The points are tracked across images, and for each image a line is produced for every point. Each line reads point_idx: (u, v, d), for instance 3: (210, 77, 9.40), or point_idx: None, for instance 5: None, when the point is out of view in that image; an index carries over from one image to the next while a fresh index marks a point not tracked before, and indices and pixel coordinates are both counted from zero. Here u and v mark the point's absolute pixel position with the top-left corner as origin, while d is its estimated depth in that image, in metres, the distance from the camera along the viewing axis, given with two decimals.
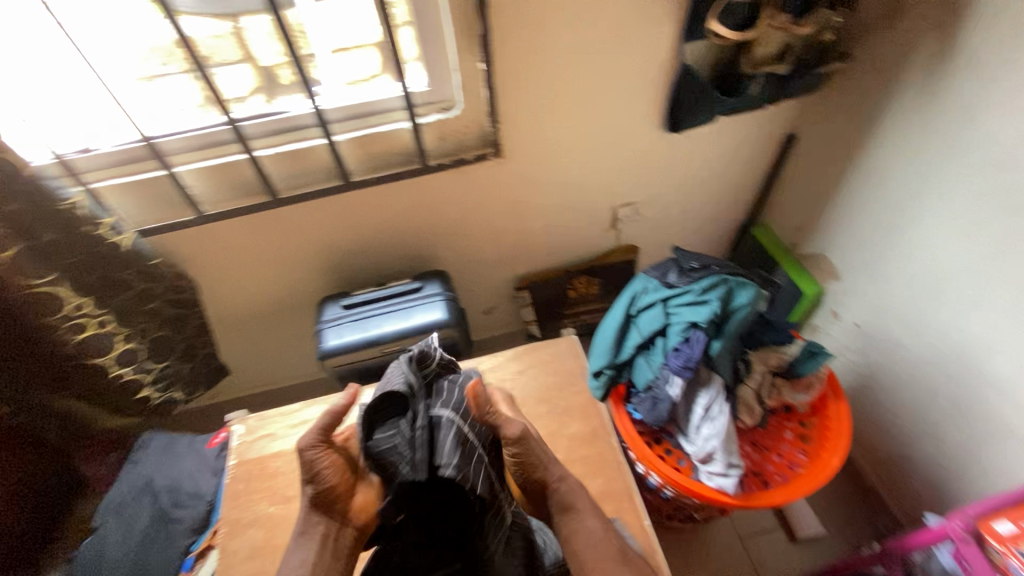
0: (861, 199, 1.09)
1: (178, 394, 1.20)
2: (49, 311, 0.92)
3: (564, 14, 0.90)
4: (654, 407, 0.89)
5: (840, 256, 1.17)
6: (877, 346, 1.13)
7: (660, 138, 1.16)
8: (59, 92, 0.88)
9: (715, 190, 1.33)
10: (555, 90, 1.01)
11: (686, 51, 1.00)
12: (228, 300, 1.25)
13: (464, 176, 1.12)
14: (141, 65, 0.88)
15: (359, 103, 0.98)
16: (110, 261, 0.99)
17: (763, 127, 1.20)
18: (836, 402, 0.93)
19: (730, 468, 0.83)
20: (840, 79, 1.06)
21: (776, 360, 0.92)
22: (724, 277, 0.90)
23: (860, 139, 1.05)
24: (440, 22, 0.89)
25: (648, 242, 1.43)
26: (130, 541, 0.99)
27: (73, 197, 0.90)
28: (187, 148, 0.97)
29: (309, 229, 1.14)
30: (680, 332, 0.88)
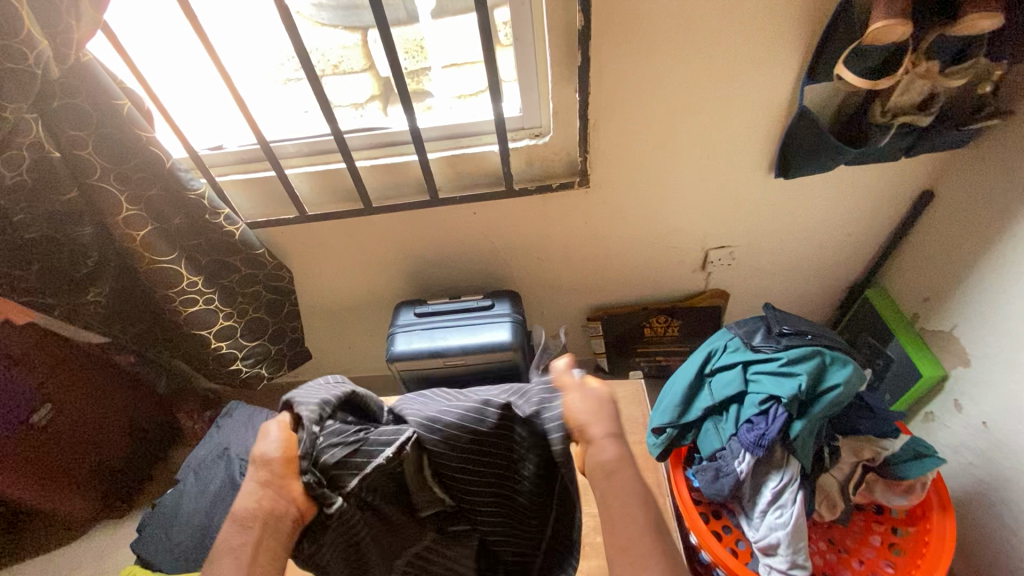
0: (1008, 279, 0.91)
1: (262, 371, 1.29)
2: (169, 285, 1.06)
3: (668, 48, 0.86)
4: (716, 479, 0.81)
5: (973, 340, 1.00)
6: (1009, 455, 0.94)
7: (764, 181, 1.07)
8: (211, 97, 1.05)
9: (823, 243, 1.20)
10: (651, 125, 0.97)
11: (805, 93, 0.90)
12: (317, 292, 1.35)
13: (547, 203, 1.10)
14: (279, 70, 1.09)
15: (454, 125, 1.01)
16: (223, 247, 1.10)
17: (891, 181, 1.05)
18: (942, 514, 0.79)
19: (794, 568, 0.73)
20: (998, 136, 0.90)
21: (870, 454, 0.80)
22: (819, 350, 0.80)
23: (1015, 208, 0.88)
24: (539, 51, 0.89)
25: (738, 290, 1.32)
26: (202, 501, 1.09)
27: (200, 188, 0.99)
28: (298, 154, 1.06)
29: (394, 237, 1.19)
30: (757, 404, 0.79)
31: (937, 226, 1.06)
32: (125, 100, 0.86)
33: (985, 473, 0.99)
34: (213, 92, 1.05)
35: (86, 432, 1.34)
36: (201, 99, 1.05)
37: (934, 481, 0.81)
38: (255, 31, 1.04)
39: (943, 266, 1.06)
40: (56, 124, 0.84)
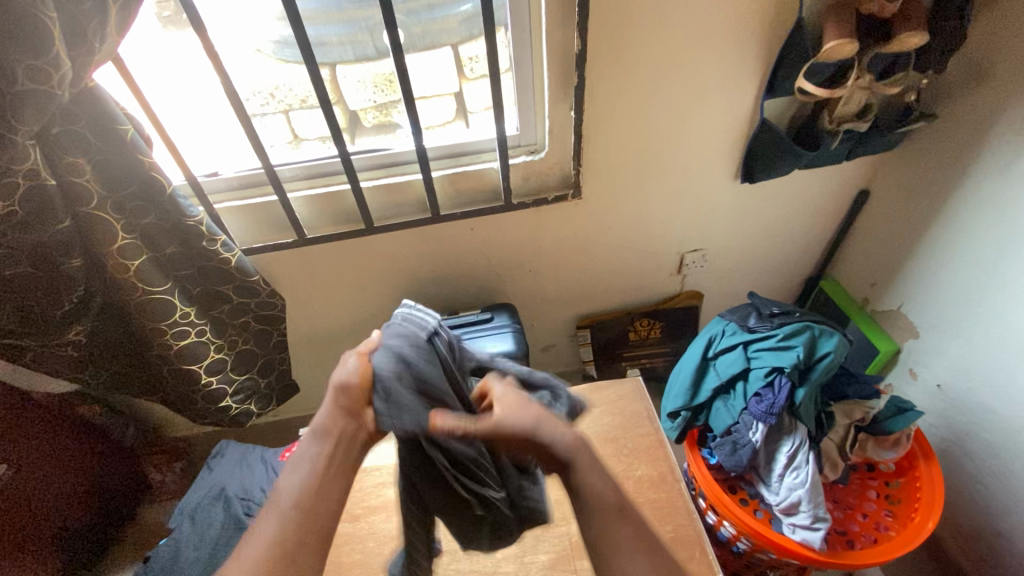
0: (942, 257, 1.08)
1: (252, 407, 1.23)
2: (161, 317, 1.01)
3: (653, 69, 0.97)
4: (734, 452, 0.88)
5: (919, 313, 1.15)
6: (963, 411, 1.08)
7: (733, 187, 1.19)
8: (206, 127, 1.06)
9: (783, 242, 1.34)
10: (636, 138, 1.07)
11: (766, 106, 1.04)
12: (308, 321, 1.32)
13: (543, 215, 1.17)
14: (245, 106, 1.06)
15: (455, 144, 1.08)
16: (217, 275, 1.05)
17: (836, 183, 1.22)
18: (927, 462, 0.89)
19: (817, 522, 0.82)
20: (918, 138, 1.08)
21: (860, 414, 0.90)
22: (809, 324, 0.90)
23: (940, 197, 1.06)
24: (538, 74, 0.98)
25: (712, 289, 1.44)
26: (203, 546, 1.03)
27: (198, 215, 0.96)
28: (298, 177, 1.08)
29: (393, 257, 1.21)
30: (762, 377, 0.88)
31: (875, 220, 1.23)
32: (129, 126, 0.85)
33: (945, 429, 1.12)
34: (209, 123, 1.06)
35: (46, 496, 1.18)
36: (202, 125, 1.06)
37: (916, 435, 0.91)
38: (253, 65, 1.02)
39: (884, 253, 1.22)
40: (55, 150, 0.81)
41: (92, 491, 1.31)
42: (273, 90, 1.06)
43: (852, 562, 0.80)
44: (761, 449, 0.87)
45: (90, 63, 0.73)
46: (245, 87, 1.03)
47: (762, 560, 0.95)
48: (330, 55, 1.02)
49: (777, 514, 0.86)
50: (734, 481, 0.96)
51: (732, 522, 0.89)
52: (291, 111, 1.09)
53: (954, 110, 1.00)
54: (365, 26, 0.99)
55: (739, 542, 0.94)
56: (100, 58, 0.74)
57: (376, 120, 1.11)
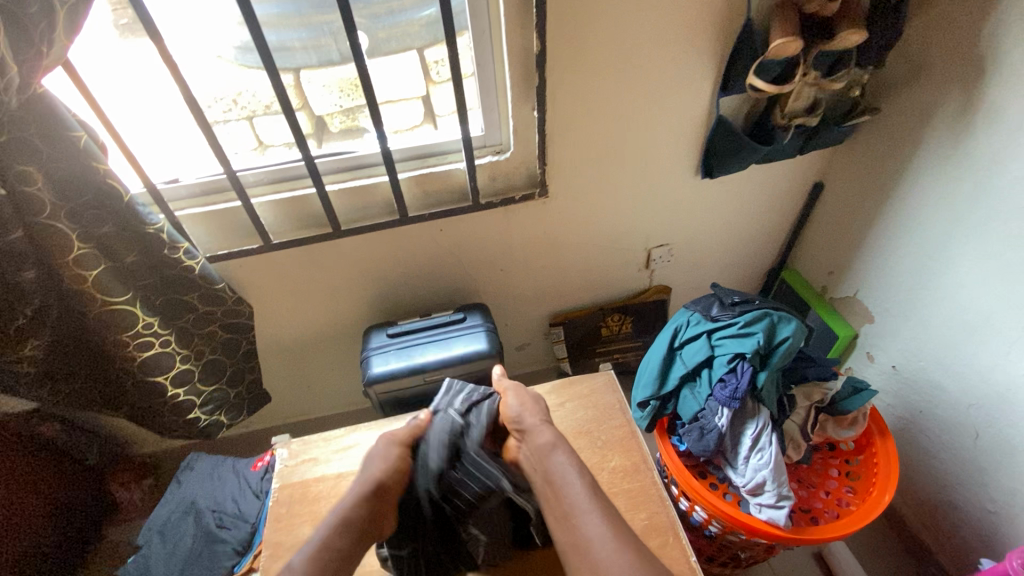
0: (891, 243, 1.13)
1: (223, 418, 1.20)
2: (124, 327, 0.99)
3: (612, 69, 0.99)
4: (701, 437, 0.91)
5: (874, 298, 1.20)
6: (916, 389, 1.14)
7: (695, 182, 1.23)
8: (165, 133, 1.04)
9: (745, 235, 1.39)
10: (599, 137, 1.09)
11: (721, 103, 1.08)
12: (278, 329, 1.30)
13: (511, 214, 1.19)
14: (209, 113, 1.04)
15: (421, 146, 1.09)
16: (180, 283, 1.03)
17: (792, 176, 1.27)
18: (882, 438, 0.94)
19: (781, 500, 0.85)
20: (865, 131, 1.13)
21: (819, 395, 0.94)
22: (768, 311, 0.94)
23: (887, 187, 1.11)
24: (500, 75, 1.00)
25: (680, 283, 1.47)
26: (174, 561, 1.00)
27: (158, 222, 0.94)
28: (261, 182, 1.07)
29: (362, 261, 1.21)
30: (726, 363, 0.92)
31: (829, 211, 1.29)
32: (82, 132, 0.83)
33: (901, 408, 1.18)
34: (167, 128, 1.04)
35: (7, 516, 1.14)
36: (157, 132, 1.04)
37: (871, 414, 0.96)
38: (211, 71, 1.01)
39: (839, 242, 1.27)
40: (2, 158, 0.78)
41: (54, 513, 1.26)
42: (234, 97, 1.05)
43: (816, 537, 0.84)
44: (727, 433, 0.90)
45: (37, 68, 0.71)
46: (204, 95, 1.03)
47: (734, 542, 0.97)
48: (293, 60, 1.01)
49: (745, 495, 0.89)
50: (703, 467, 0.98)
51: (703, 506, 0.91)
52: (254, 117, 1.08)
53: (896, 105, 1.05)
54: (327, 31, 0.98)
55: (711, 526, 0.96)
56: (49, 63, 0.73)
57: (342, 125, 1.11)
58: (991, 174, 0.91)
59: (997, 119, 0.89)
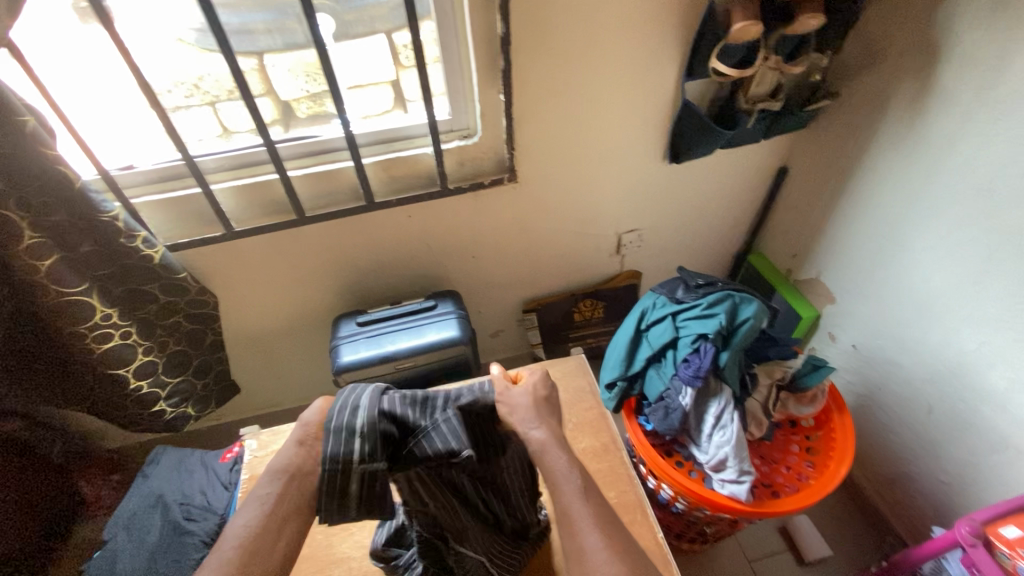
0: (852, 225, 1.16)
1: (189, 410, 1.18)
2: (79, 320, 0.96)
3: (578, 53, 0.99)
4: (666, 416, 0.93)
5: (836, 280, 1.23)
6: (874, 367, 1.18)
7: (663, 167, 1.24)
8: (118, 118, 1.00)
9: (713, 219, 1.41)
10: (566, 122, 1.09)
11: (687, 88, 1.09)
12: (245, 319, 1.28)
13: (480, 200, 1.18)
14: (164, 97, 1.01)
15: (388, 130, 1.08)
16: (139, 273, 1.00)
17: (757, 161, 1.29)
18: (840, 414, 0.97)
19: (742, 475, 0.87)
20: (827, 116, 1.15)
21: (780, 373, 0.97)
22: (730, 293, 0.96)
23: (848, 170, 1.14)
24: (466, 59, 0.99)
25: (651, 267, 1.49)
26: (140, 555, 0.98)
27: (114, 210, 0.92)
28: (221, 168, 1.05)
29: (330, 248, 1.19)
30: (689, 344, 0.94)
31: (794, 195, 1.31)
32: (31, 117, 0.80)
33: (861, 385, 1.22)
34: (121, 113, 1.00)
35: None
36: (110, 118, 1.00)
37: (830, 390, 0.99)
38: (164, 53, 0.97)
39: (802, 225, 1.30)
40: None
41: (17, 510, 1.23)
42: (195, 81, 1.01)
43: (775, 510, 0.87)
44: (690, 412, 0.91)
45: None
46: (163, 80, 0.99)
47: (699, 518, 1.00)
48: (257, 43, 0.98)
49: (708, 472, 0.91)
50: (669, 445, 1.00)
51: (669, 484, 0.93)
52: (217, 103, 1.05)
53: (854, 90, 1.08)
54: (291, 14, 0.95)
55: (677, 502, 0.99)
56: None
57: (309, 110, 1.09)
58: (944, 156, 0.94)
59: (949, 103, 0.91)
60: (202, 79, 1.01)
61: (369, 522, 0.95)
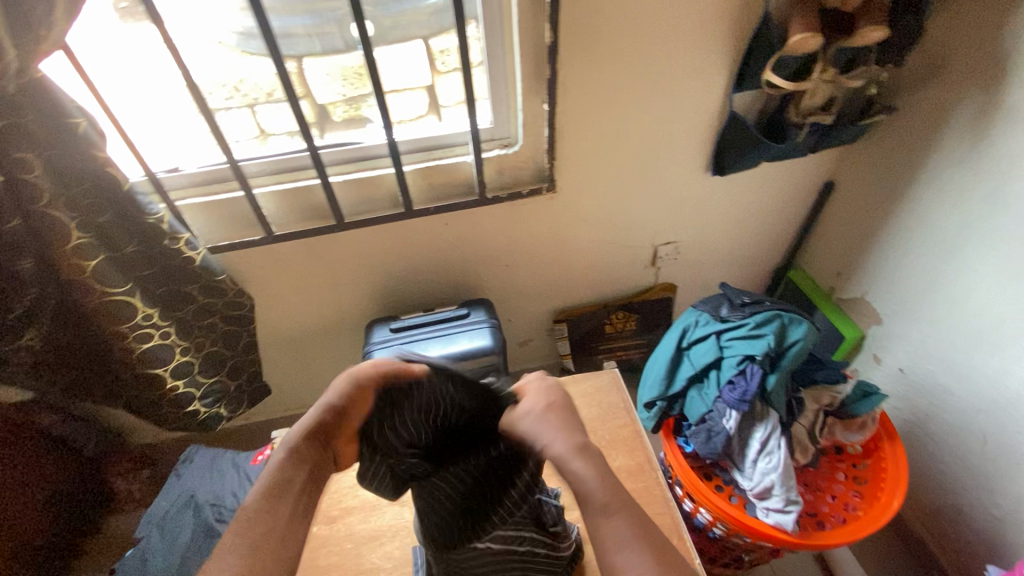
0: (903, 245, 1.11)
1: (222, 410, 1.18)
2: (121, 319, 0.96)
3: (623, 62, 0.97)
4: (709, 439, 0.92)
5: (883, 300, 1.19)
6: (924, 393, 1.12)
7: (705, 178, 1.21)
8: (165, 120, 1.02)
9: (753, 233, 1.37)
10: (607, 133, 1.07)
11: (734, 100, 1.06)
12: (278, 321, 1.28)
13: (517, 209, 1.17)
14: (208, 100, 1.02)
15: (428, 138, 1.07)
16: (181, 273, 1.01)
17: (803, 175, 1.25)
18: (891, 443, 0.95)
19: (789, 504, 0.85)
20: (880, 130, 1.11)
21: (829, 399, 0.94)
22: (778, 313, 0.94)
23: (901, 188, 1.09)
24: (510, 67, 0.97)
25: (686, 280, 1.45)
26: (173, 554, 1.00)
27: (159, 212, 0.93)
28: (264, 172, 1.05)
29: (365, 253, 1.18)
30: (735, 365, 0.92)
31: (840, 210, 1.27)
32: (82, 119, 0.81)
33: (908, 411, 1.17)
34: (169, 115, 1.02)
35: (5, 506, 1.13)
36: (160, 122, 1.02)
37: (880, 418, 0.96)
38: (210, 56, 0.98)
39: (849, 243, 1.26)
40: None
41: (51, 502, 1.25)
42: (237, 84, 1.02)
43: (823, 543, 0.84)
44: (734, 436, 0.90)
45: (35, 52, 0.70)
46: (207, 82, 1.00)
47: (737, 545, 0.97)
48: (297, 47, 0.99)
49: (752, 499, 0.89)
50: (709, 468, 0.98)
51: (707, 508, 0.91)
52: (256, 105, 1.05)
53: (912, 104, 1.04)
54: (331, 18, 0.96)
55: (715, 528, 0.96)
56: (47, 47, 0.71)
57: (345, 114, 1.09)
58: (1009, 177, 0.89)
59: (1017, 122, 0.87)
60: (243, 81, 1.02)
61: (399, 533, 0.94)
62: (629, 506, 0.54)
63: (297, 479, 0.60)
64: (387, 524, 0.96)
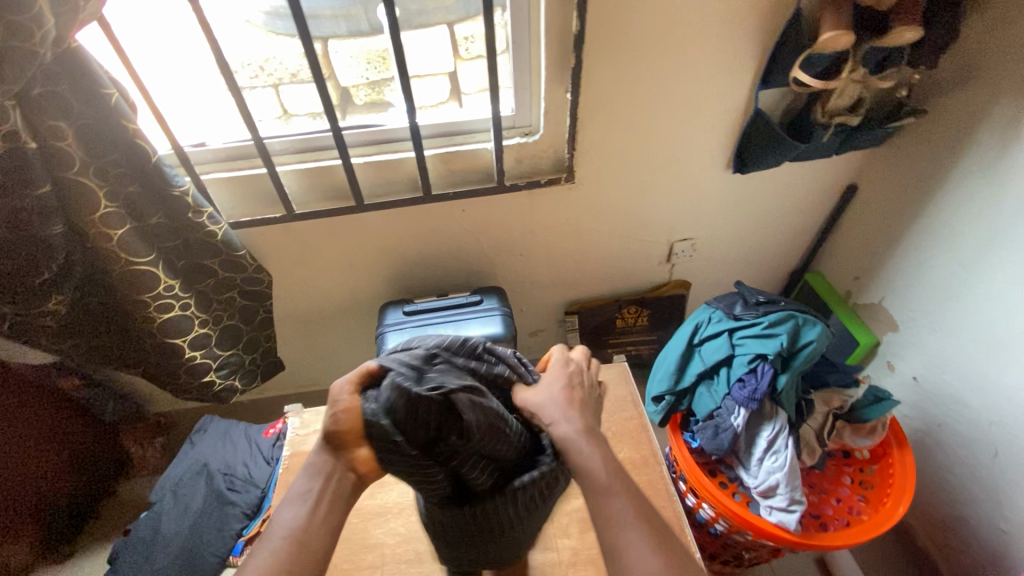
0: (925, 252, 1.10)
1: (237, 383, 1.21)
2: (143, 289, 0.98)
3: (647, 56, 0.96)
4: (715, 436, 0.92)
5: (900, 307, 1.17)
6: (936, 402, 1.12)
7: (725, 175, 1.20)
8: (194, 96, 1.04)
9: (772, 234, 1.36)
10: (627, 127, 1.07)
11: (760, 96, 1.05)
12: (294, 299, 1.31)
13: (535, 199, 1.17)
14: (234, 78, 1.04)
15: (449, 123, 1.07)
16: (203, 248, 1.03)
17: (825, 177, 1.23)
18: (900, 450, 0.94)
19: (793, 504, 0.86)
20: (908, 133, 1.09)
21: (838, 402, 0.94)
22: (793, 313, 0.94)
23: (925, 194, 1.08)
24: (535, 55, 0.97)
25: (701, 278, 1.45)
26: (184, 519, 1.03)
27: (184, 185, 0.94)
28: (287, 150, 1.06)
29: (382, 236, 1.20)
30: (746, 363, 0.92)
31: (861, 215, 1.25)
32: (114, 90, 0.83)
33: (919, 420, 1.16)
34: (200, 91, 1.04)
35: (20, 467, 1.16)
36: (190, 97, 1.04)
37: (890, 423, 0.96)
38: (238, 33, 0.99)
39: (868, 248, 1.24)
40: (34, 112, 0.78)
41: (69, 464, 1.29)
42: (262, 63, 1.03)
43: (824, 545, 0.84)
44: (741, 434, 0.90)
45: (73, 22, 0.72)
46: (234, 59, 1.02)
47: (737, 542, 0.98)
48: (323, 28, 1.00)
49: (756, 497, 0.90)
50: (714, 465, 0.99)
51: (710, 504, 0.92)
52: (280, 86, 1.07)
53: (943, 109, 1.01)
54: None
55: (716, 524, 0.96)
56: (85, 18, 0.73)
57: (367, 98, 1.10)
58: None
59: None
60: (269, 61, 1.03)
61: (404, 511, 0.97)
62: (632, 496, 0.57)
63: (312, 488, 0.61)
64: (393, 502, 0.99)
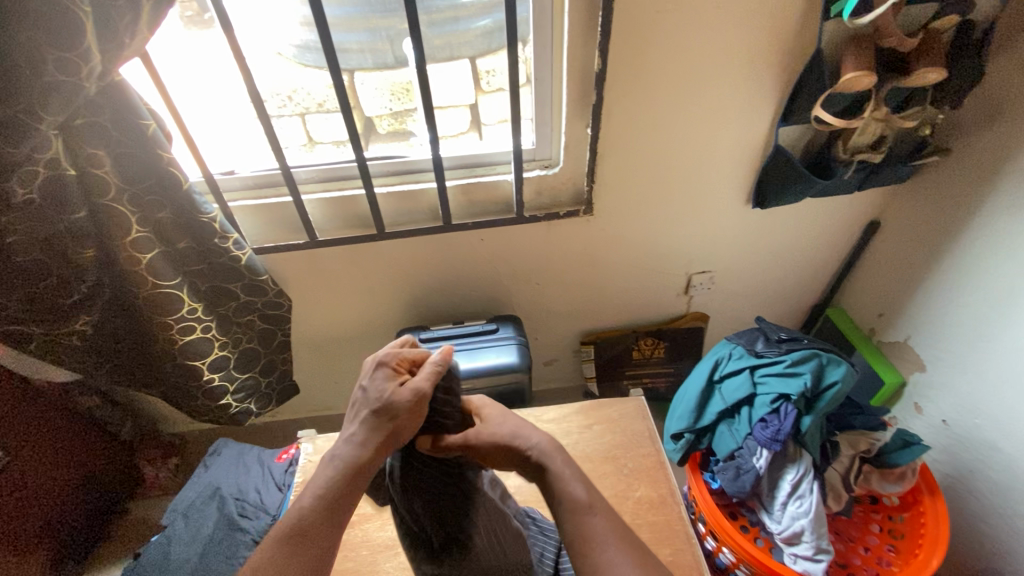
0: (952, 291, 1.07)
1: (252, 406, 1.21)
2: (167, 311, 1.00)
3: (666, 93, 0.98)
4: (737, 477, 0.90)
5: (929, 346, 1.14)
6: (967, 447, 1.07)
7: (745, 209, 1.19)
8: (225, 125, 1.08)
9: (792, 268, 1.34)
10: (646, 161, 1.08)
11: (781, 133, 1.05)
12: (312, 324, 1.32)
13: (553, 230, 1.18)
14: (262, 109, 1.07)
15: (471, 155, 1.09)
16: (227, 272, 1.05)
17: (848, 213, 1.22)
18: (931, 497, 0.92)
19: (818, 553, 0.84)
20: (933, 171, 1.08)
21: (866, 446, 0.92)
22: (817, 352, 0.92)
23: (951, 233, 1.06)
24: (556, 91, 1.00)
25: (719, 311, 1.43)
26: (194, 545, 1.02)
27: (213, 212, 0.96)
28: (313, 179, 1.09)
29: (401, 264, 1.21)
30: (769, 403, 0.90)
31: (884, 251, 1.23)
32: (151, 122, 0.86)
33: (950, 465, 1.11)
34: (233, 120, 1.08)
35: (38, 484, 1.17)
36: (222, 126, 1.08)
37: (921, 471, 0.94)
38: (268, 65, 1.03)
39: (893, 285, 1.22)
40: (75, 142, 0.81)
41: (83, 482, 1.29)
42: (290, 93, 1.07)
43: None
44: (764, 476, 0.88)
45: (117, 58, 0.75)
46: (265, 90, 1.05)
47: None
48: (350, 61, 1.03)
49: (780, 543, 0.88)
50: (735, 507, 0.97)
51: (732, 549, 0.90)
52: (307, 114, 1.11)
53: (969, 147, 1.00)
54: (385, 35, 1.01)
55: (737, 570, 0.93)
56: (128, 54, 0.76)
57: (390, 127, 1.12)
58: None
59: None
60: (297, 91, 1.07)
61: None
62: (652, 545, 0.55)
63: (305, 498, 0.62)
64: None
